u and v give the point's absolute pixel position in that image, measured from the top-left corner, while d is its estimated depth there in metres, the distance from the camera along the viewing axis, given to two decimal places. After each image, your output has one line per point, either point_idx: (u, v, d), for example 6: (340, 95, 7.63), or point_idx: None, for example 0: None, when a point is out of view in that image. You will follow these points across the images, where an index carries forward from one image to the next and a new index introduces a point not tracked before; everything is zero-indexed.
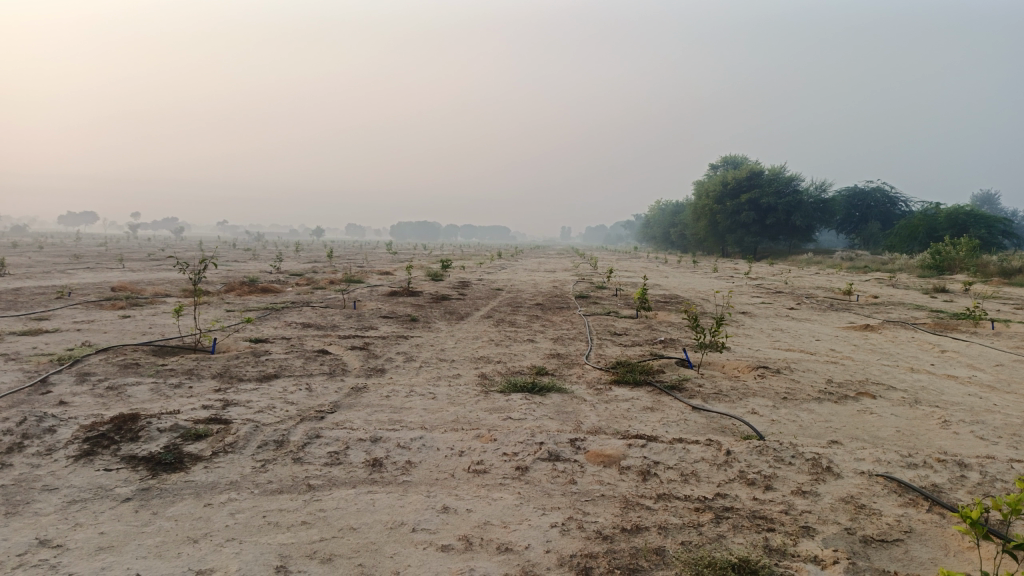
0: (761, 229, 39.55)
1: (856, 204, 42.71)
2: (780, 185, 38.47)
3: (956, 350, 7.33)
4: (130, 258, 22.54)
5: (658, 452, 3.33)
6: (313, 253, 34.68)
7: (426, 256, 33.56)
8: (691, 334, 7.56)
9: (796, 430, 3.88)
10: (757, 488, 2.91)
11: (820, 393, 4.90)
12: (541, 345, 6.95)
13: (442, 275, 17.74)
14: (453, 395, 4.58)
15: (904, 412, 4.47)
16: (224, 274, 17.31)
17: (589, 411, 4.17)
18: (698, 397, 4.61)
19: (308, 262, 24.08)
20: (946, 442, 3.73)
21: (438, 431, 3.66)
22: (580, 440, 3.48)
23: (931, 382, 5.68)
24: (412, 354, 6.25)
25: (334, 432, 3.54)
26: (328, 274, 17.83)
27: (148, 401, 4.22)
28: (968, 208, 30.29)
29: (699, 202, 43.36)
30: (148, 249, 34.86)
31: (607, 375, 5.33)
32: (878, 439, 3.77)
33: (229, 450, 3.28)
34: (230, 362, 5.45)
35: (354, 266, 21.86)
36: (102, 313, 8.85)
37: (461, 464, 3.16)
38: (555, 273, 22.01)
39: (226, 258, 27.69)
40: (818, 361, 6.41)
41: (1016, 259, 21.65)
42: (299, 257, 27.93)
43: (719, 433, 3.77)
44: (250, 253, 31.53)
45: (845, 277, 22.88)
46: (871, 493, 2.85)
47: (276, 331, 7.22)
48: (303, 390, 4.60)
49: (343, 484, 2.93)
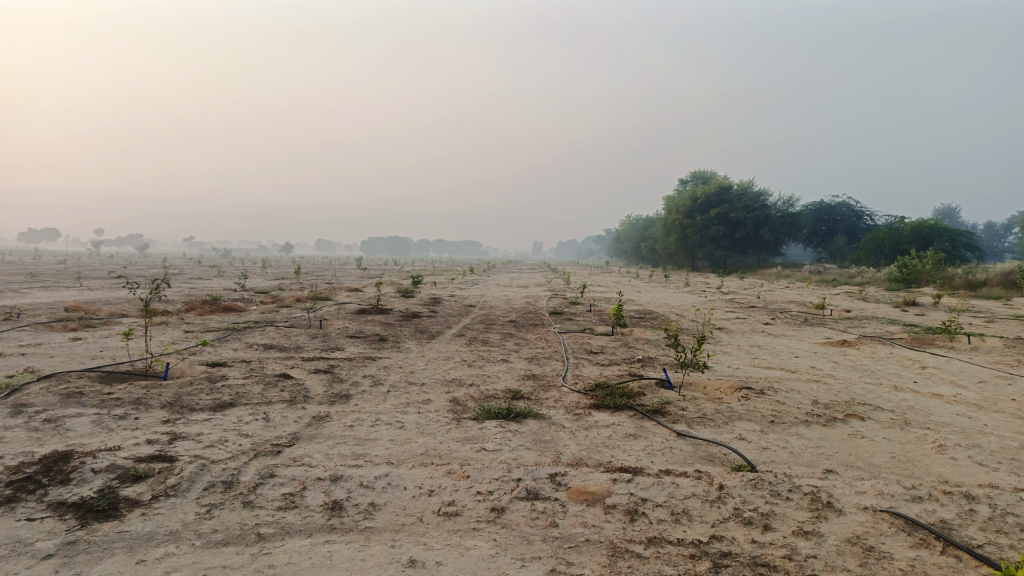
0: (731, 243, 39.87)
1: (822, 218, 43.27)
2: (749, 200, 38.83)
3: (936, 367, 7.22)
4: (90, 276, 21.87)
5: (646, 488, 3.07)
6: (279, 269, 34.01)
7: (396, 272, 33.17)
8: (669, 353, 7.34)
9: (788, 458, 3.65)
10: (755, 529, 2.66)
11: (808, 415, 4.68)
12: (516, 366, 6.67)
13: (413, 292, 17.42)
14: (422, 424, 4.28)
15: (896, 436, 4.27)
16: (187, 292, 16.78)
17: (568, 440, 3.91)
18: (682, 422, 4.36)
19: (276, 279, 23.56)
20: (945, 469, 3.53)
21: (406, 466, 3.36)
22: (560, 475, 3.20)
23: (917, 401, 5.50)
24: (380, 378, 5.93)
25: (289, 470, 3.22)
26: (295, 291, 17.39)
27: (87, 436, 3.84)
28: (932, 221, 30.80)
29: (670, 217, 43.59)
30: (111, 266, 33.93)
31: (586, 399, 5.07)
32: (874, 467, 3.55)
33: (171, 493, 2.94)
34: (183, 390, 5.08)
35: (322, 283, 21.41)
36: (51, 335, 8.36)
37: (430, 506, 2.86)
38: (528, 289, 21.82)
39: (190, 275, 27.03)
40: (800, 380, 6.22)
41: (981, 271, 21.94)
42: (266, 274, 27.38)
43: (707, 463, 3.53)
44: (215, 270, 30.83)
45: (815, 291, 23.00)
46: (877, 533, 2.61)
47: (236, 353, 6.83)
48: (260, 420, 4.26)
49: (298, 533, 2.62)
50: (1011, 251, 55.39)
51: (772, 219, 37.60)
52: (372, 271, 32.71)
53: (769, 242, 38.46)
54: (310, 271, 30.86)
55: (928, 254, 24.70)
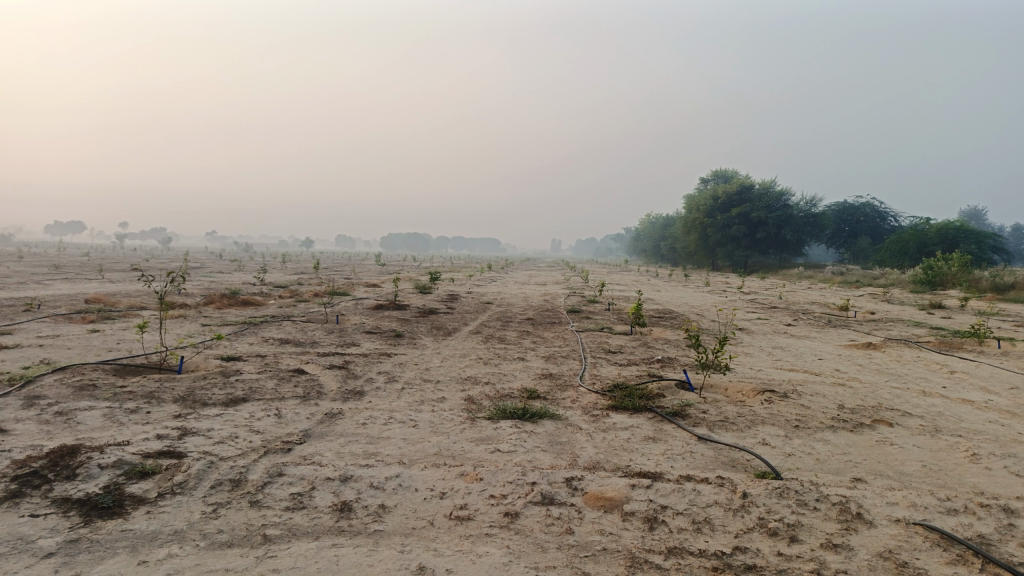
0: (752, 243, 39.46)
1: (846, 218, 42.71)
2: (771, 199, 38.40)
3: (966, 371, 7.01)
4: (113, 269, 22.12)
5: (666, 494, 2.95)
6: (298, 263, 34.20)
7: (413, 268, 33.21)
8: (689, 354, 7.20)
9: (814, 465, 3.51)
10: (781, 540, 2.53)
11: (833, 420, 4.53)
12: (532, 364, 6.56)
13: (430, 288, 17.38)
14: (436, 423, 4.18)
15: (927, 443, 4.11)
16: (207, 286, 16.87)
17: (585, 442, 3.79)
18: (702, 426, 4.23)
19: (294, 273, 23.58)
20: (980, 480, 3.37)
21: (418, 466, 3.26)
22: (577, 479, 3.09)
23: (947, 407, 5.32)
24: (395, 374, 5.85)
25: (299, 469, 3.14)
26: (313, 286, 17.42)
27: (97, 430, 3.80)
28: (958, 223, 30.25)
29: (690, 216, 43.25)
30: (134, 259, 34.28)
31: (603, 400, 4.95)
32: (906, 476, 3.40)
33: (177, 491, 2.87)
34: (196, 384, 5.03)
35: (341, 278, 21.44)
36: (70, 327, 8.38)
37: (442, 509, 2.77)
38: (545, 286, 21.71)
39: (209, 269, 27.25)
40: (825, 383, 6.05)
41: (1008, 274, 21.49)
42: (285, 269, 27.52)
43: (730, 468, 3.40)
44: (234, 264, 31.07)
45: (837, 292, 22.67)
46: (911, 547, 2.48)
47: (251, 348, 6.79)
48: (272, 416, 4.19)
49: (305, 535, 2.54)
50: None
51: (794, 219, 37.15)
52: (390, 267, 32.79)
53: (791, 242, 37.98)
54: (328, 266, 31.01)
55: (954, 255, 24.26)
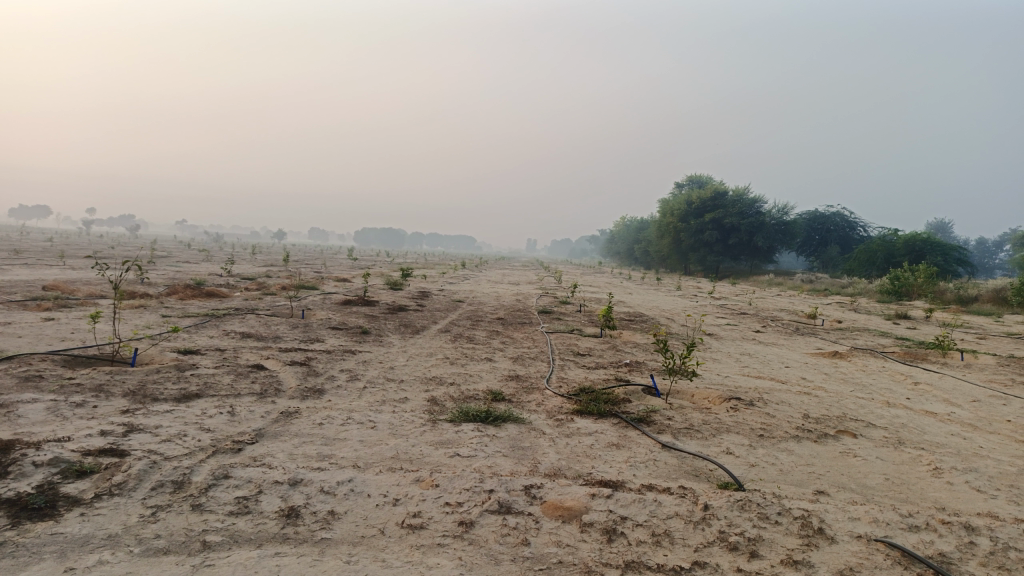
0: (724, 249, 39.78)
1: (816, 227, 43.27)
2: (744, 206, 38.74)
3: (929, 383, 7.06)
4: (76, 256, 21.57)
5: (626, 505, 2.88)
6: (267, 255, 33.74)
7: (385, 264, 32.91)
8: (657, 358, 7.15)
9: (778, 476, 3.46)
10: (741, 556, 2.47)
11: (798, 430, 4.50)
12: (500, 365, 6.47)
13: (401, 284, 17.19)
14: (395, 424, 4.07)
15: (890, 455, 4.09)
16: (172, 276, 16.51)
17: (548, 448, 3.71)
18: (667, 433, 4.17)
19: (263, 266, 23.23)
20: (941, 495, 3.35)
21: (372, 471, 3.15)
22: (536, 487, 3.00)
23: (911, 418, 5.33)
24: (357, 372, 5.71)
25: (247, 471, 3.00)
26: (282, 279, 17.14)
27: (38, 424, 3.61)
28: (925, 235, 30.78)
29: (664, 220, 43.49)
30: (99, 246, 33.56)
31: (569, 404, 4.86)
32: (868, 489, 3.37)
33: (115, 492, 2.72)
34: (148, 378, 4.84)
35: (311, 272, 21.14)
36: (23, 314, 8.09)
37: (394, 517, 2.66)
38: (518, 286, 21.62)
39: (176, 258, 26.69)
40: (791, 391, 6.04)
41: (972, 287, 21.90)
42: (254, 260, 27.09)
43: (693, 478, 3.34)
44: (202, 254, 30.53)
45: (806, 300, 22.94)
46: (871, 565, 2.43)
47: (210, 341, 6.60)
48: (225, 414, 4.04)
49: (248, 542, 2.41)
50: (1002, 268, 55.57)
51: (766, 226, 37.54)
52: (362, 262, 32.48)
53: (762, 249, 38.39)
54: (299, 259, 30.62)
55: (920, 267, 24.69)
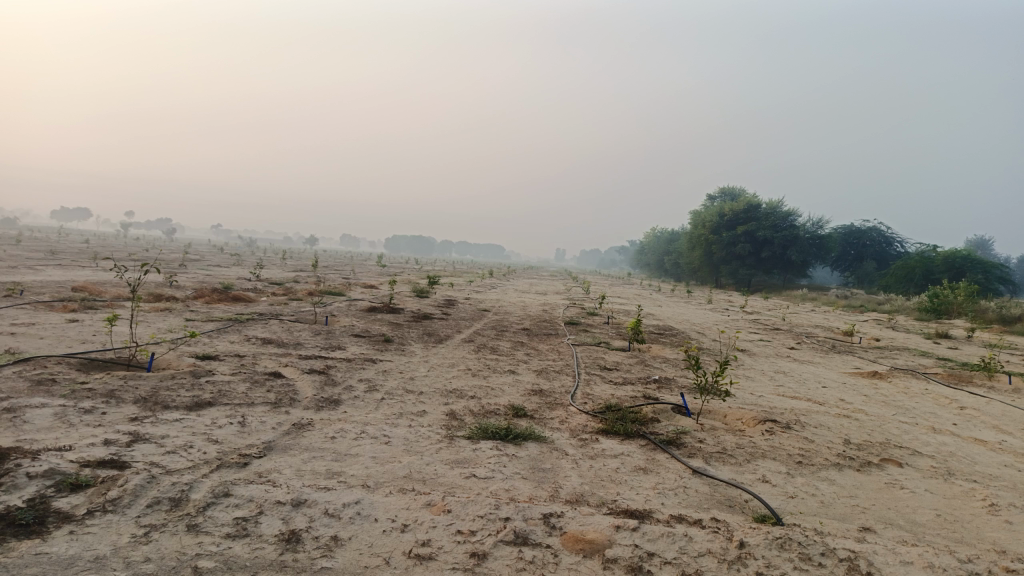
0: (756, 262, 39.10)
1: (851, 243, 42.51)
2: (777, 219, 38.07)
3: (976, 408, 6.68)
4: (110, 258, 21.94)
5: (653, 540, 2.64)
6: (300, 261, 34.07)
7: (415, 271, 32.92)
8: (689, 376, 6.87)
9: (818, 510, 3.20)
10: None
11: (838, 458, 4.21)
12: (523, 378, 6.26)
13: (429, 292, 17.10)
14: (411, 440, 3.88)
15: (940, 489, 3.79)
16: (204, 279, 16.62)
17: (570, 471, 3.49)
18: (698, 458, 3.92)
19: (295, 271, 23.37)
20: (1001, 535, 3.06)
21: (382, 492, 2.96)
22: (556, 516, 2.79)
23: (959, 447, 5.00)
24: (376, 383, 5.54)
25: (249, 490, 2.83)
26: (310, 284, 17.17)
27: (42, 431, 3.49)
28: (967, 251, 29.96)
29: (697, 232, 43.12)
30: (138, 249, 34.23)
31: (594, 422, 4.63)
32: (918, 526, 3.09)
33: (108, 509, 2.57)
34: (162, 384, 4.73)
35: (340, 278, 21.18)
36: (48, 315, 8.09)
37: (401, 545, 2.47)
38: (547, 296, 21.41)
39: (211, 262, 27.01)
40: (829, 414, 5.73)
41: (1015, 305, 21.21)
42: (286, 265, 27.36)
43: (726, 509, 3.10)
44: (235, 259, 30.85)
45: (840, 315, 22.34)
46: None
47: (230, 347, 6.49)
48: (236, 424, 3.89)
49: (240, 570, 2.23)
50: None
51: (800, 240, 36.76)
52: (392, 269, 32.59)
53: (796, 264, 37.65)
54: (330, 265, 30.81)
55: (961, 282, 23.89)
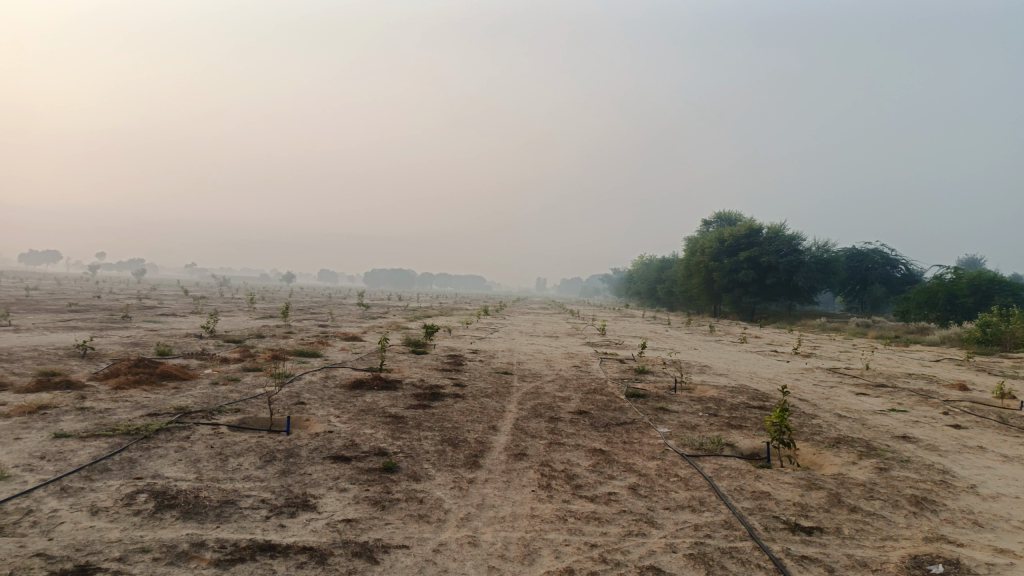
0: (760, 289, 35.70)
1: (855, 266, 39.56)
2: (781, 243, 34.82)
3: None
4: (35, 313, 18.27)
5: None
6: (269, 304, 30.39)
7: (395, 312, 29.30)
8: (974, 562, 3.56)
9: None
10: None
11: None
12: None
13: (423, 345, 13.68)
14: None
15: None
16: (137, 338, 13.09)
17: None
18: None
19: (260, 319, 19.82)
20: None
21: None
22: None
23: None
24: None
25: None
26: (274, 340, 13.70)
27: None
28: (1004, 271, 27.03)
29: (694, 259, 39.91)
30: (85, 295, 30.36)
31: None
32: None
33: None
34: None
35: (313, 327, 17.65)
36: None
37: None
38: (558, 341, 18.00)
39: (163, 310, 23.26)
40: None
41: None
42: (252, 311, 23.74)
43: None
44: (190, 303, 27.07)
45: (887, 351, 19.06)
46: None
47: (65, 558, 3.11)
48: None
49: None
50: None
51: (806, 265, 33.47)
52: (372, 310, 28.99)
53: (802, 290, 34.32)
54: (303, 308, 27.16)
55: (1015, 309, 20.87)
